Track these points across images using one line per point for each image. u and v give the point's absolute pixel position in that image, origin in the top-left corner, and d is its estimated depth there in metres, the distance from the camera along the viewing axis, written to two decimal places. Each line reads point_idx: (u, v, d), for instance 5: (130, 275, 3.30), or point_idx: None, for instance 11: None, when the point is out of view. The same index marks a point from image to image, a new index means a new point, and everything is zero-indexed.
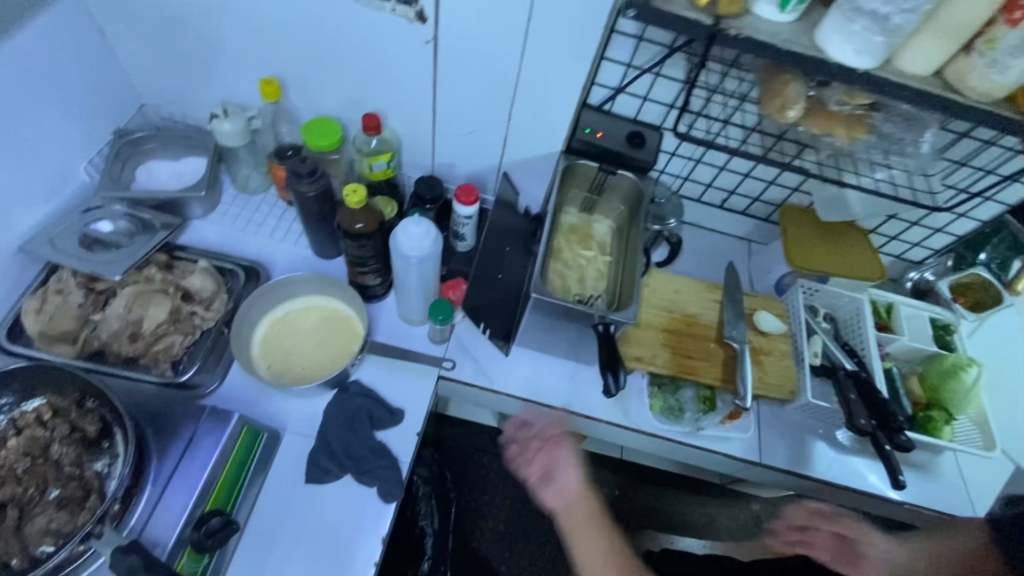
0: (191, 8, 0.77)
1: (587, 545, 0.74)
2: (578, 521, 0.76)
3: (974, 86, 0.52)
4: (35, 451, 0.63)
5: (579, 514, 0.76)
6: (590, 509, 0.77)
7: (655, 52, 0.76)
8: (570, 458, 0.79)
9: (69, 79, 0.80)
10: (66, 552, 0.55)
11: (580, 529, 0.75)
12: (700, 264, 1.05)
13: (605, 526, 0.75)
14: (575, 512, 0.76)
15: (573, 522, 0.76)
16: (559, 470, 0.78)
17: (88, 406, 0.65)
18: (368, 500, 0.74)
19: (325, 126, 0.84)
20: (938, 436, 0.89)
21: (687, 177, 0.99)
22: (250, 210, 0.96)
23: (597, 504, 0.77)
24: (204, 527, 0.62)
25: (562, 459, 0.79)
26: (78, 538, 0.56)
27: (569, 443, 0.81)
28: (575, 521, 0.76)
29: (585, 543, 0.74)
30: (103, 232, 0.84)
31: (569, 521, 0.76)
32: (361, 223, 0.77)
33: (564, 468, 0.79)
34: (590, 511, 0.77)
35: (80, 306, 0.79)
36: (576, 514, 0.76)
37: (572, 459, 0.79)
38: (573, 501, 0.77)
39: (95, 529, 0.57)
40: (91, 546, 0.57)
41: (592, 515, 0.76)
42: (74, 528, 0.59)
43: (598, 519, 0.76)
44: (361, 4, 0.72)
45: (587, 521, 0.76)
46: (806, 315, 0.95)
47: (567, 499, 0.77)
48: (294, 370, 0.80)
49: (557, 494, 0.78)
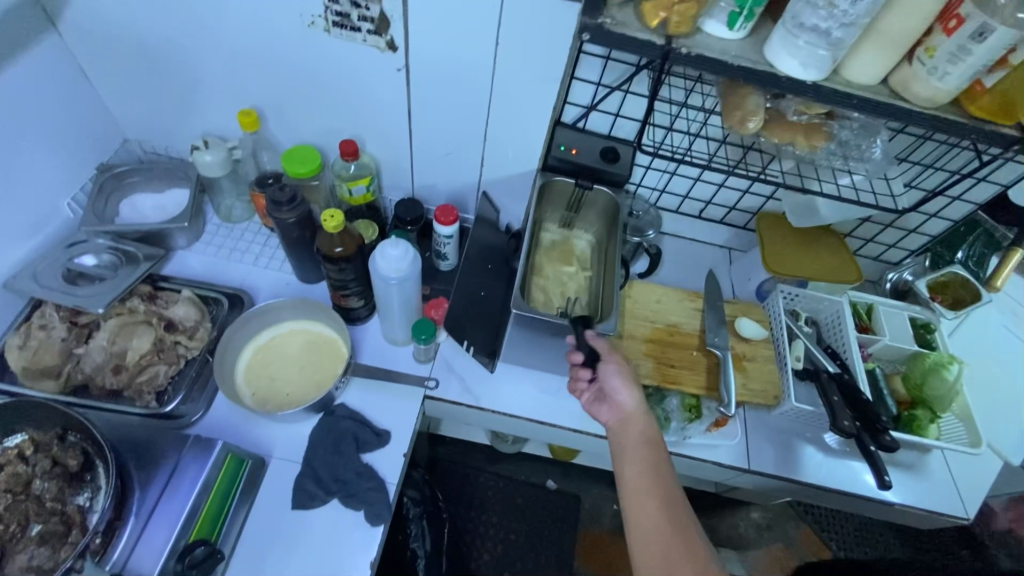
0: (169, 45, 0.80)
1: (633, 458, 0.70)
2: (632, 440, 0.72)
3: (918, 93, 0.56)
4: (16, 487, 0.62)
5: (630, 428, 0.73)
6: (648, 434, 0.71)
7: (623, 71, 0.78)
8: (625, 377, 0.75)
9: (51, 117, 0.82)
10: None
11: (631, 447, 0.71)
12: (682, 274, 1.07)
13: (656, 450, 0.70)
14: (630, 431, 0.72)
15: (629, 442, 0.72)
16: (612, 386, 0.75)
17: (70, 440, 0.66)
18: (355, 523, 0.74)
19: (304, 154, 0.85)
20: (924, 434, 0.89)
21: (664, 189, 1.01)
22: (234, 239, 0.97)
23: (652, 425, 0.72)
24: (188, 558, 0.62)
25: (614, 379, 0.75)
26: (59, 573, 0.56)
27: (625, 362, 0.76)
28: (629, 440, 0.72)
29: (630, 461, 0.70)
30: (87, 266, 0.85)
31: (622, 434, 0.73)
32: (340, 247, 0.78)
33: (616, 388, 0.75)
34: (641, 431, 0.72)
35: (63, 340, 0.79)
36: (629, 433, 0.72)
37: (625, 377, 0.75)
38: (630, 420, 0.73)
39: (76, 564, 0.58)
40: None
41: (645, 435, 0.71)
42: (55, 564, 0.59)
43: (650, 445, 0.70)
44: (334, 36, 0.74)
45: (642, 441, 0.71)
46: (787, 319, 0.96)
47: (623, 416, 0.74)
48: (279, 396, 0.80)
49: (614, 413, 0.76)
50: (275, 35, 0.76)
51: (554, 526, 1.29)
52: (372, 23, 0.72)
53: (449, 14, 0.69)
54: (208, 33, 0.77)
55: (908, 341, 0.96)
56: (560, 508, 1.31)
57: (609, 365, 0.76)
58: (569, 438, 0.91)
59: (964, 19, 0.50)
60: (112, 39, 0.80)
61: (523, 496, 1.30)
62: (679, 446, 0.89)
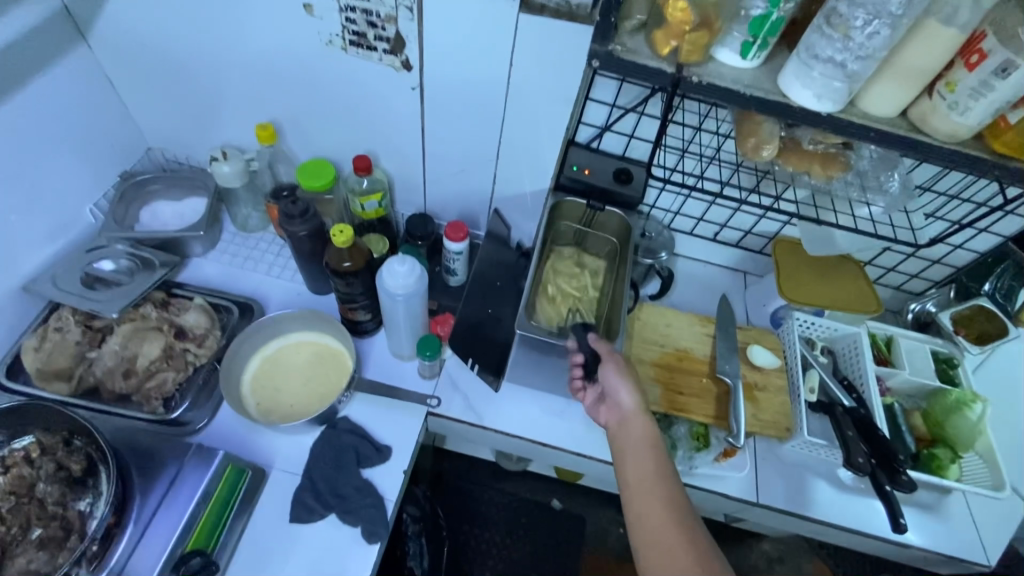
0: (193, 59, 0.82)
1: (635, 458, 0.69)
2: (634, 438, 0.70)
3: (937, 127, 0.54)
4: (21, 490, 0.64)
5: (631, 426, 0.72)
6: (649, 432, 0.70)
7: (637, 93, 0.78)
8: (623, 377, 0.74)
9: (78, 125, 0.85)
10: None
11: (632, 447, 0.70)
12: (695, 298, 1.05)
13: (658, 447, 0.69)
14: (630, 430, 0.71)
15: (630, 440, 0.71)
16: (612, 386, 0.74)
17: (75, 444, 0.66)
18: (351, 539, 0.74)
19: (319, 168, 0.87)
20: (944, 475, 0.85)
21: (678, 211, 1.00)
22: (248, 248, 0.98)
23: (653, 424, 0.71)
24: (184, 568, 0.63)
25: (613, 379, 0.74)
26: None
27: (622, 362, 0.75)
28: (629, 440, 0.71)
29: (632, 460, 0.69)
30: (104, 271, 0.87)
31: (622, 434, 0.72)
32: (348, 261, 0.78)
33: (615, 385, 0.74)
34: (643, 431, 0.71)
35: (78, 343, 0.81)
36: (629, 433, 0.71)
37: (622, 377, 0.73)
38: (630, 419, 0.72)
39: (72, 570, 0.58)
40: None
41: (644, 433, 0.70)
42: (53, 569, 0.59)
43: (651, 444, 0.69)
44: (352, 55, 0.75)
45: (642, 441, 0.70)
46: (802, 348, 0.93)
47: (623, 415, 0.73)
48: (283, 407, 0.80)
49: (614, 413, 0.75)
50: (293, 52, 0.77)
51: (557, 549, 1.26)
52: (388, 43, 0.73)
53: (463, 36, 0.69)
54: (230, 49, 0.79)
55: (930, 375, 0.92)
56: (564, 530, 1.28)
57: (606, 364, 0.75)
58: (572, 462, 0.89)
59: (986, 54, 0.49)
60: (139, 53, 0.83)
61: (526, 516, 1.28)
62: (686, 476, 0.87)
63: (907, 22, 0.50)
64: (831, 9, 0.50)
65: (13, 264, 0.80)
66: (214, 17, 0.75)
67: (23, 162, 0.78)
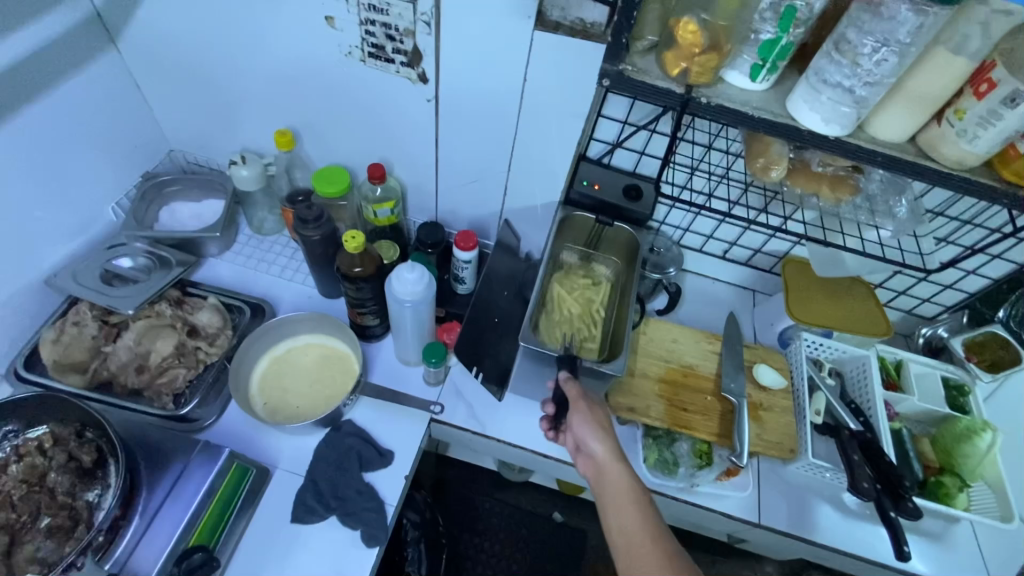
0: (217, 66, 0.84)
1: (617, 510, 0.68)
2: (612, 488, 0.70)
3: (946, 154, 0.55)
4: (32, 479, 0.65)
5: (608, 475, 0.71)
6: (626, 478, 0.70)
7: (649, 111, 0.79)
8: (592, 425, 0.74)
9: (105, 127, 0.87)
10: None
11: (611, 495, 0.70)
12: (702, 314, 1.05)
13: (637, 492, 0.69)
14: (606, 479, 0.71)
15: (607, 490, 0.70)
16: (584, 435, 0.74)
17: (87, 436, 0.68)
18: (351, 542, 0.74)
19: (334, 174, 0.88)
20: (952, 504, 0.84)
21: (688, 228, 1.00)
22: (263, 250, 1.00)
23: (626, 468, 0.71)
24: (186, 563, 0.64)
25: (582, 428, 0.74)
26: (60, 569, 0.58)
27: (588, 408, 0.75)
28: (607, 487, 0.71)
29: (613, 507, 0.69)
30: (123, 268, 0.89)
31: (601, 484, 0.71)
32: (359, 267, 0.80)
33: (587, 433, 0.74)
34: (619, 478, 0.70)
35: (94, 337, 0.83)
36: (607, 482, 0.71)
37: (592, 425, 0.74)
38: (606, 467, 0.72)
39: (77, 560, 0.59)
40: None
41: (620, 480, 0.70)
42: (59, 558, 0.61)
43: (631, 489, 0.69)
44: (370, 66, 0.77)
45: (619, 486, 0.70)
46: (809, 370, 0.93)
47: (597, 464, 0.73)
48: (289, 408, 0.81)
49: (589, 462, 0.74)
50: (313, 62, 0.79)
51: (557, 562, 1.25)
52: (405, 56, 0.75)
53: (478, 50, 0.71)
54: (252, 58, 0.81)
55: (938, 402, 0.91)
56: (564, 543, 1.27)
57: (574, 414, 0.75)
58: (574, 474, 0.89)
59: (995, 84, 0.49)
60: (165, 59, 0.85)
61: (527, 527, 1.28)
62: (687, 492, 0.87)
63: (916, 50, 0.50)
64: (840, 35, 0.51)
65: (36, 259, 0.83)
66: (239, 27, 0.78)
67: (50, 161, 0.80)
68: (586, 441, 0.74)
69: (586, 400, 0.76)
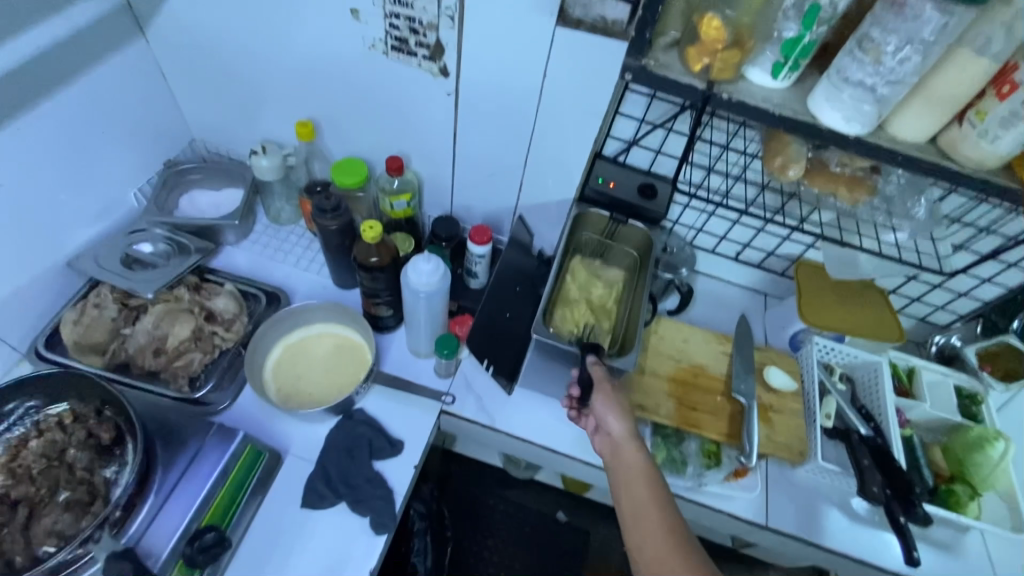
0: (241, 57, 0.86)
1: (630, 492, 0.69)
2: (627, 469, 0.70)
3: (967, 155, 0.55)
4: (52, 454, 0.67)
5: (625, 456, 0.71)
6: (643, 461, 0.71)
7: (666, 110, 0.79)
8: (612, 406, 0.74)
9: (129, 114, 0.89)
10: (66, 554, 0.58)
11: (626, 475, 0.70)
12: (713, 315, 1.05)
13: (652, 475, 0.69)
14: (623, 459, 0.71)
15: (625, 468, 0.71)
16: (603, 416, 0.75)
17: (106, 414, 0.69)
18: (360, 528, 0.75)
19: (353, 166, 0.90)
20: (962, 512, 0.83)
21: (701, 229, 1.00)
22: (279, 240, 1.02)
23: (644, 452, 0.71)
24: (198, 542, 0.65)
25: (602, 408, 0.74)
26: (78, 541, 0.59)
27: (610, 390, 0.75)
28: (623, 468, 0.71)
29: (627, 489, 0.69)
30: (143, 253, 0.91)
31: (617, 465, 0.72)
32: (375, 257, 0.81)
33: (608, 414, 0.74)
34: (636, 461, 0.70)
35: (113, 319, 0.84)
36: (624, 463, 0.71)
37: (612, 406, 0.74)
38: (623, 448, 0.72)
39: (94, 534, 0.60)
40: (90, 551, 0.59)
41: (637, 462, 0.70)
42: (76, 531, 0.61)
43: (647, 472, 0.69)
44: (392, 59, 0.79)
45: (635, 469, 0.70)
46: (820, 374, 0.92)
47: (615, 444, 0.73)
48: (302, 395, 0.82)
49: (607, 441, 0.75)
50: (337, 54, 0.80)
51: (560, 561, 1.26)
52: (428, 50, 0.76)
53: (501, 46, 0.72)
54: (277, 49, 0.83)
55: (950, 410, 0.91)
56: (568, 542, 1.28)
57: (595, 395, 0.75)
58: (581, 470, 0.89)
59: (1018, 86, 0.50)
60: (191, 49, 0.87)
61: (531, 524, 1.28)
62: (694, 491, 0.87)
63: (939, 50, 0.50)
64: (863, 34, 0.51)
65: (60, 242, 0.84)
66: (266, 18, 0.79)
67: (77, 145, 0.82)
68: (606, 422, 0.74)
69: (610, 382, 0.76)
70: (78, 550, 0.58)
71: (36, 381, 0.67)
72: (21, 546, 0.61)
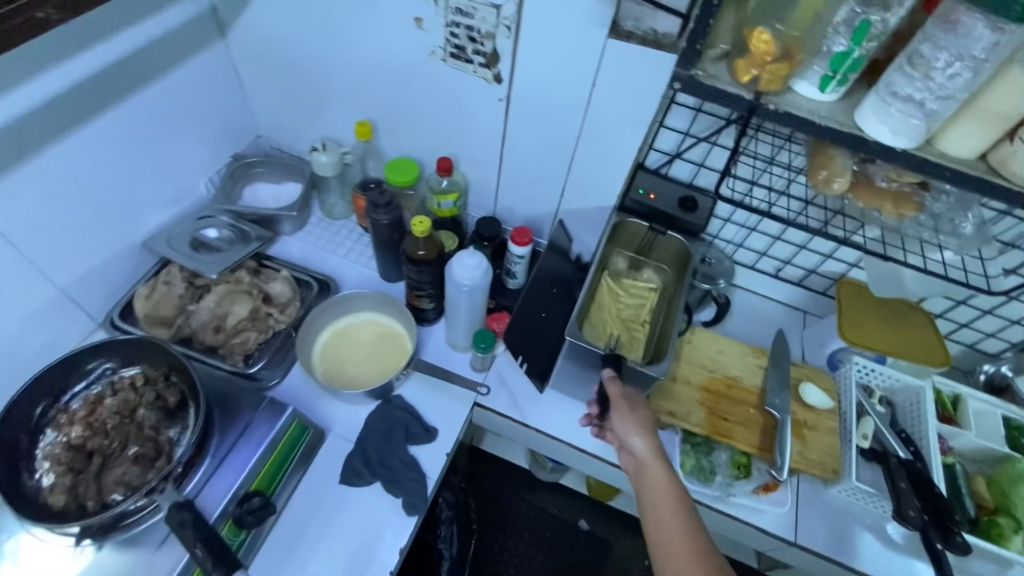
0: (310, 60, 0.93)
1: (653, 505, 0.70)
2: (652, 484, 0.72)
3: (1018, 171, 0.55)
4: (124, 411, 0.73)
5: (649, 471, 0.73)
6: (668, 476, 0.72)
7: (711, 123, 0.81)
8: (633, 423, 0.76)
9: (206, 110, 0.97)
10: (134, 502, 0.63)
11: (652, 490, 0.71)
12: (749, 329, 1.05)
13: (675, 487, 0.70)
14: (647, 474, 0.73)
15: (649, 484, 0.72)
16: (625, 433, 0.76)
17: (173, 380, 0.75)
18: (393, 508, 0.78)
19: (404, 166, 0.95)
20: (1007, 546, 0.80)
21: (740, 244, 1.01)
22: (331, 233, 1.08)
23: (667, 466, 0.72)
24: (247, 505, 0.70)
25: (624, 426, 0.76)
26: (145, 491, 0.65)
27: (629, 408, 0.77)
28: (648, 482, 0.72)
29: (654, 502, 0.70)
30: (209, 237, 0.98)
31: (641, 479, 0.73)
32: (422, 250, 0.85)
33: (628, 431, 0.76)
34: (660, 476, 0.72)
35: (180, 297, 0.91)
36: (648, 477, 0.73)
37: (634, 423, 0.76)
38: (646, 463, 0.74)
39: (159, 486, 0.66)
40: (155, 500, 0.65)
41: (662, 476, 0.72)
42: (142, 483, 0.67)
43: (671, 486, 0.71)
44: (449, 65, 0.83)
45: (659, 484, 0.71)
46: (858, 394, 0.91)
47: (637, 460, 0.75)
48: (346, 377, 0.87)
49: (630, 458, 0.76)
50: (399, 60, 0.86)
51: (580, 567, 1.26)
52: (484, 57, 0.80)
53: (553, 55, 0.75)
54: (344, 53, 0.89)
55: (998, 441, 0.87)
56: (589, 551, 1.28)
57: (615, 413, 0.77)
58: (608, 473, 0.90)
59: None
60: (265, 51, 0.94)
61: (553, 528, 1.29)
62: (721, 502, 0.87)
63: (991, 67, 0.51)
64: (914, 50, 0.52)
65: (138, 223, 0.92)
66: (337, 25, 0.85)
67: (160, 136, 0.90)
68: (628, 438, 0.76)
69: (629, 400, 0.78)
70: (145, 499, 0.64)
71: (116, 344, 0.74)
72: (94, 491, 0.67)
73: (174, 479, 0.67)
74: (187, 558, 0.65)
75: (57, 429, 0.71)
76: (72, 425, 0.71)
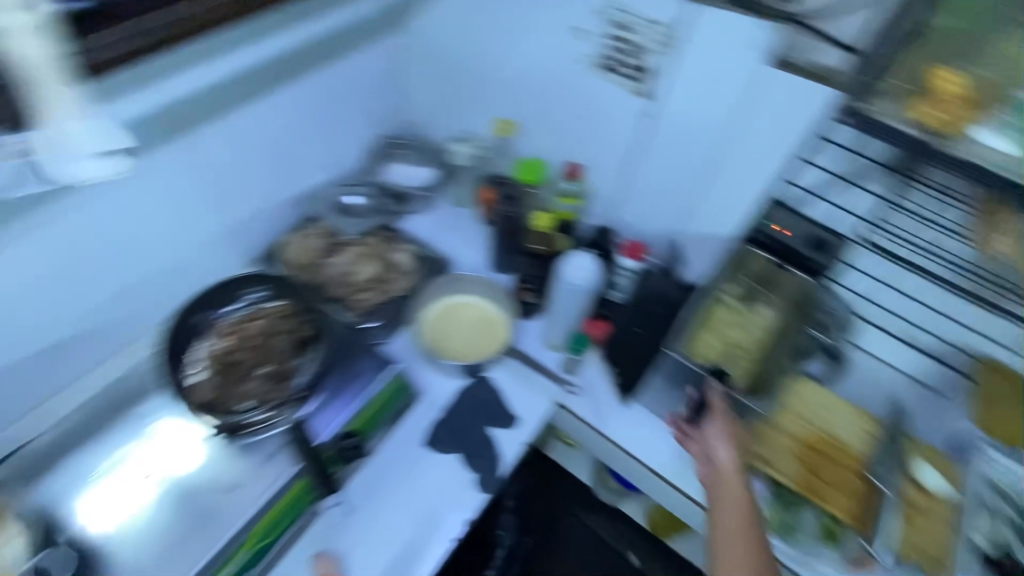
0: (474, 56, 0.99)
1: (724, 512, 0.71)
2: (726, 494, 0.73)
3: None
4: (263, 335, 0.83)
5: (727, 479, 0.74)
6: (745, 493, 0.72)
7: (866, 166, 0.78)
8: (725, 435, 0.77)
9: (372, 89, 1.05)
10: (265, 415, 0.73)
11: (726, 498, 0.72)
12: (861, 393, 0.97)
13: (750, 506, 0.71)
14: (724, 484, 0.74)
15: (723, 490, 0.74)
16: (714, 442, 0.78)
17: (307, 318, 0.84)
18: (466, 482, 0.82)
19: (534, 166, 1.00)
20: None
21: (870, 300, 0.94)
22: (451, 218, 1.14)
23: (748, 486, 0.73)
24: (345, 442, 0.76)
25: (715, 436, 0.78)
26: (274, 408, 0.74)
27: (727, 422, 0.78)
28: (724, 490, 0.73)
29: (725, 506, 0.72)
30: (354, 203, 1.08)
31: (717, 487, 0.74)
32: (542, 245, 0.96)
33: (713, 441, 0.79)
34: (738, 491, 0.73)
35: (318, 249, 1.00)
36: (724, 488, 0.73)
37: (726, 436, 0.77)
38: (725, 475, 0.75)
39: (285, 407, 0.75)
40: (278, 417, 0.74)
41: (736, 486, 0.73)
42: (267, 400, 0.77)
43: (745, 505, 0.71)
44: (603, 79, 0.88)
45: (735, 495, 0.72)
46: (986, 491, 0.78)
47: (717, 469, 0.76)
48: (448, 349, 0.92)
49: (709, 466, 0.77)
50: (556, 65, 0.91)
51: None
52: (639, 74, 0.84)
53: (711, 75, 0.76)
54: (506, 52, 0.95)
55: None
56: None
57: (712, 422, 0.79)
58: (679, 505, 0.87)
59: None
60: (436, 43, 1.02)
61: (604, 551, 1.27)
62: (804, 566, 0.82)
63: None
64: None
65: None
66: (507, 26, 0.92)
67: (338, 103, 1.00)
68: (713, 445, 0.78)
69: (728, 416, 0.79)
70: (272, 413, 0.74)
71: (271, 278, 0.85)
72: (230, 397, 0.77)
73: (295, 401, 0.76)
74: (292, 471, 0.73)
75: (209, 337, 0.81)
76: (222, 337, 0.81)
